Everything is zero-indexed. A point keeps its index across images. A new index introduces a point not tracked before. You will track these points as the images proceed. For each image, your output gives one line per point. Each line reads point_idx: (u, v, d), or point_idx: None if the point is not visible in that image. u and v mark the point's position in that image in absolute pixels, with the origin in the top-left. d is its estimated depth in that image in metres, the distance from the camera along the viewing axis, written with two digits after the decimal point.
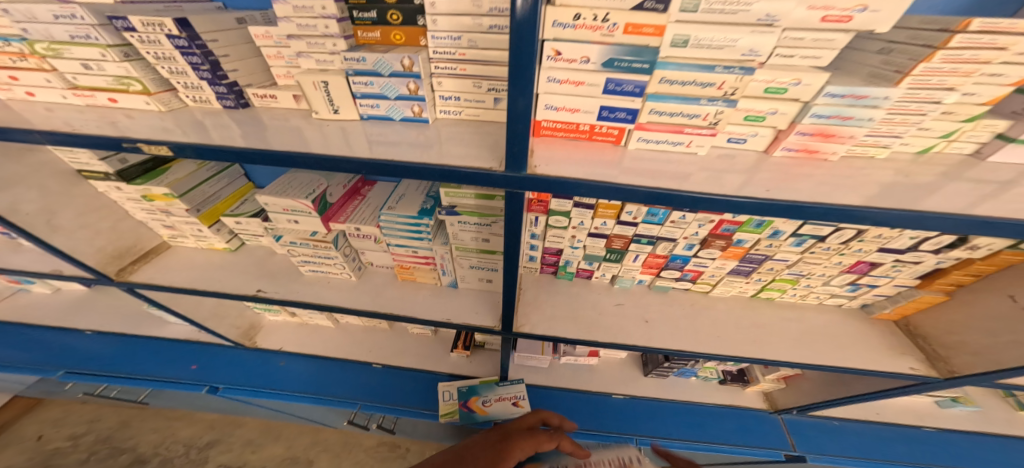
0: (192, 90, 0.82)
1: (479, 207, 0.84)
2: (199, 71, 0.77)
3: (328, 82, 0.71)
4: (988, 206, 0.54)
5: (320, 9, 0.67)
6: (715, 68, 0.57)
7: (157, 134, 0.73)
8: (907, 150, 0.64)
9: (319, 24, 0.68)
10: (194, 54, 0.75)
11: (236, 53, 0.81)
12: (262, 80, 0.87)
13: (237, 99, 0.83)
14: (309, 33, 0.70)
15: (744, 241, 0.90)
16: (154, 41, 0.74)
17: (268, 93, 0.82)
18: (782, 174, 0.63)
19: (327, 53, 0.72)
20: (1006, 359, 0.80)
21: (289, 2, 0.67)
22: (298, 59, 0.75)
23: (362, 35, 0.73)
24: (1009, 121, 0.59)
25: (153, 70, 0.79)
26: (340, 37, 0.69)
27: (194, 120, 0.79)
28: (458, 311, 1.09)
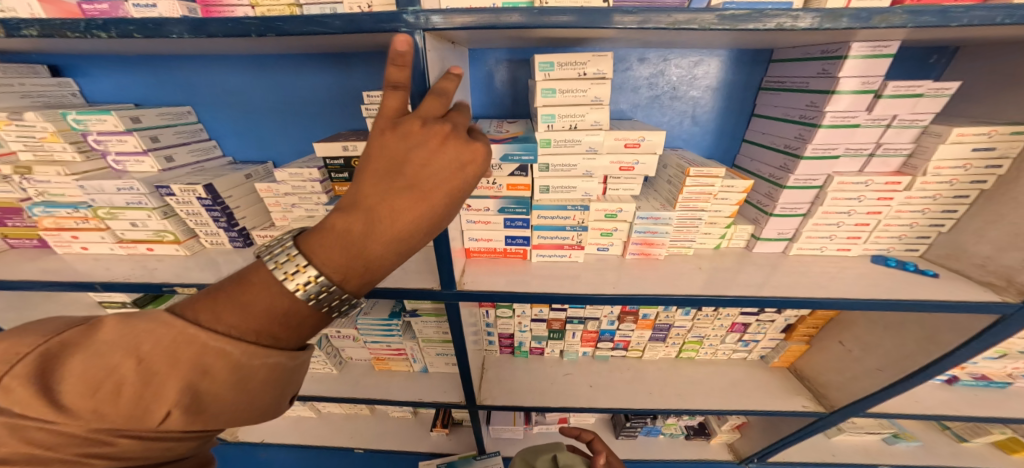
0: (212, 235, 1.00)
1: (435, 309, 1.08)
2: (218, 222, 0.96)
3: None
4: (760, 290, 0.85)
5: (309, 175, 0.95)
6: (568, 206, 0.90)
7: (179, 272, 0.92)
8: (705, 247, 1.01)
9: (307, 185, 0.96)
10: (216, 210, 0.93)
11: (246, 202, 1.01)
12: (262, 221, 1.06)
13: (245, 240, 1.02)
14: (300, 191, 0.97)
15: (648, 314, 1.15)
16: (187, 202, 0.92)
17: (269, 234, 1.02)
18: (632, 271, 0.94)
19: (313, 204, 0.99)
20: (857, 391, 1.05)
21: (287, 170, 0.94)
22: (292, 208, 1.00)
23: (338, 189, 0.97)
24: (753, 225, 0.97)
25: (183, 223, 0.97)
26: (323, 193, 0.98)
27: (207, 259, 0.98)
28: (428, 391, 1.27)
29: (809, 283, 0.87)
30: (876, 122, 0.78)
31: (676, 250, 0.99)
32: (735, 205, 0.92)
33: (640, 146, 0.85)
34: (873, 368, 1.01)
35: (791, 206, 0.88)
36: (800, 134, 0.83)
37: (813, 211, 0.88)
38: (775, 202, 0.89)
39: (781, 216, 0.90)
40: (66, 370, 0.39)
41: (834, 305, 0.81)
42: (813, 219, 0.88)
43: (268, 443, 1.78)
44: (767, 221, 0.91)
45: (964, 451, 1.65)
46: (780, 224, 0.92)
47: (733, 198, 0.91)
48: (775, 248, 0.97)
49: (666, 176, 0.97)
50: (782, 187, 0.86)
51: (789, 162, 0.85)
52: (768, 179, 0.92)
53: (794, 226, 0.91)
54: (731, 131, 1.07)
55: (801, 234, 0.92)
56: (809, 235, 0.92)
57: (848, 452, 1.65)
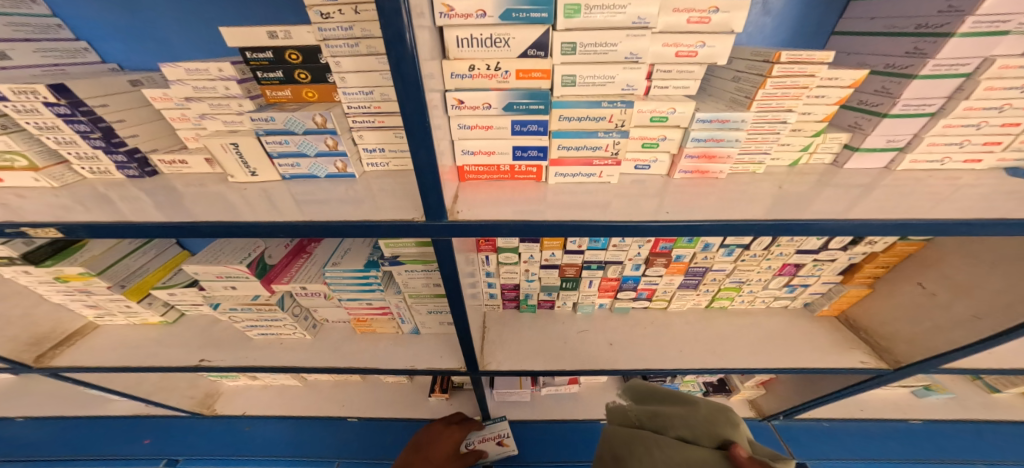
0: (88, 161, 0.74)
1: (422, 254, 0.85)
2: (90, 139, 0.70)
3: (238, 144, 0.71)
4: (857, 211, 0.64)
5: (217, 72, 0.67)
6: (602, 103, 0.65)
7: (54, 213, 0.65)
8: (778, 164, 0.78)
9: (218, 86, 0.68)
10: (80, 122, 0.67)
11: (134, 119, 0.74)
12: (170, 143, 0.81)
13: (142, 168, 0.76)
14: (208, 94, 0.69)
15: (682, 256, 0.93)
16: (30, 110, 0.65)
17: (178, 158, 0.76)
18: (685, 194, 0.70)
19: (234, 114, 0.71)
20: (938, 344, 0.87)
21: (181, 65, 0.66)
22: (203, 121, 0.73)
23: (271, 94, 0.73)
24: (849, 133, 0.75)
25: (40, 142, 0.69)
26: (245, 98, 0.69)
27: (97, 195, 0.71)
28: (423, 356, 1.07)
29: (921, 205, 0.65)
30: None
31: (740, 169, 0.77)
32: (835, 105, 0.69)
33: (710, 22, 0.59)
34: (967, 316, 0.83)
35: (917, 103, 0.67)
36: (949, 5, 0.62)
37: (949, 108, 0.66)
38: (894, 99, 0.68)
39: (898, 118, 0.69)
40: None
41: (960, 230, 0.60)
42: (947, 118, 0.67)
43: (251, 416, 1.60)
44: (878, 125, 0.69)
45: (996, 402, 1.55)
46: (892, 128, 0.70)
47: (834, 95, 0.68)
48: (876, 163, 0.76)
49: (734, 72, 0.72)
50: (912, 78, 0.65)
51: (925, 44, 0.64)
52: (881, 71, 0.70)
53: (912, 130, 0.71)
54: (817, 23, 0.86)
55: (922, 140, 0.71)
56: (931, 142, 0.71)
57: (878, 407, 1.54)
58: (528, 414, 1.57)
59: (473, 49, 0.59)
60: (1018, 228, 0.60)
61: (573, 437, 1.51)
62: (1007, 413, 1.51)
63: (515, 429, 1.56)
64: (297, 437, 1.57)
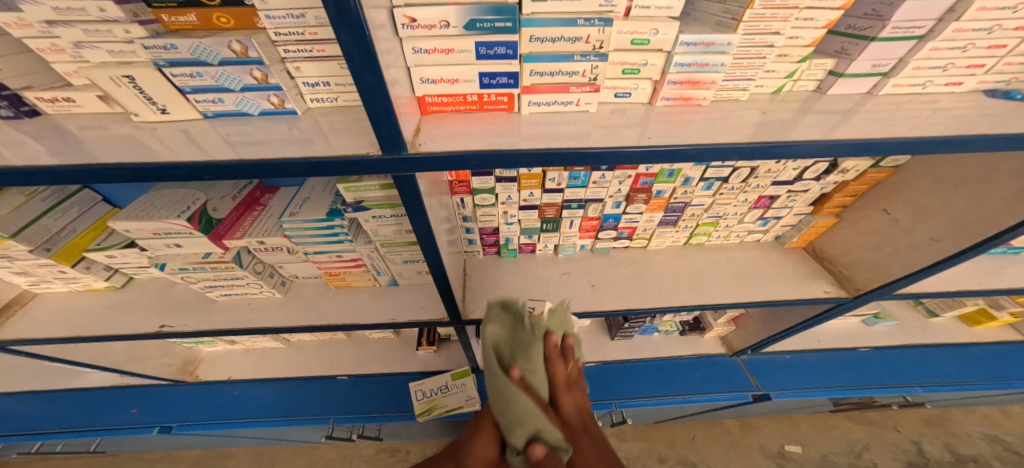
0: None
1: (389, 198, 0.79)
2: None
3: (135, 77, 0.59)
4: (839, 133, 0.61)
5: None
6: (578, 21, 0.57)
7: None
8: (763, 92, 0.74)
9: (88, 5, 0.54)
10: None
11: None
12: (46, 78, 0.64)
13: (16, 107, 0.61)
14: (77, 17, 0.55)
15: (663, 192, 0.91)
16: None
17: (58, 96, 0.61)
18: (667, 122, 0.66)
19: (121, 42, 0.58)
20: (894, 270, 0.90)
21: None
22: (81, 51, 0.59)
23: (170, 20, 0.59)
24: (835, 60, 0.70)
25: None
26: (131, 22, 0.55)
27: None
28: (401, 309, 1.04)
29: (899, 127, 0.63)
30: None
31: (724, 96, 0.72)
32: (824, 28, 0.63)
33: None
34: (926, 239, 0.85)
35: (907, 26, 0.63)
36: None
37: (938, 30, 0.63)
38: (884, 21, 0.63)
39: (886, 42, 0.65)
40: None
41: (930, 147, 0.60)
42: (934, 41, 0.64)
43: (237, 379, 1.59)
44: (865, 49, 0.65)
45: (933, 326, 1.70)
46: (879, 53, 0.66)
47: (823, 18, 0.62)
48: (858, 89, 0.73)
49: None
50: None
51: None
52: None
53: (899, 54, 0.67)
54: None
55: (907, 64, 0.68)
56: (916, 66, 0.68)
57: (834, 337, 1.67)
58: None
59: None
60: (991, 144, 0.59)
61: None
62: (943, 336, 1.66)
63: None
64: (286, 397, 1.58)
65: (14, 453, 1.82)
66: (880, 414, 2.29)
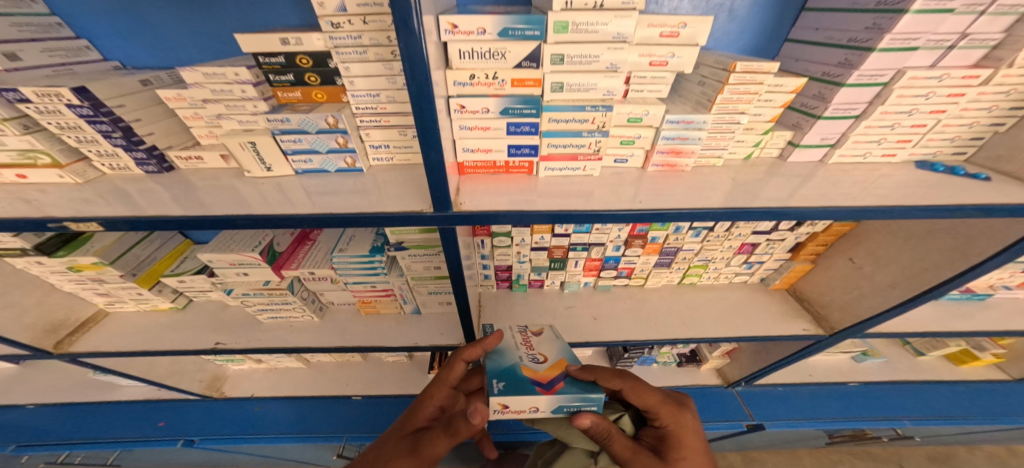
0: (108, 158, 0.78)
1: (425, 240, 0.93)
2: (111, 138, 0.74)
3: (255, 143, 0.76)
4: (795, 199, 0.76)
5: (234, 75, 0.72)
6: (585, 107, 0.74)
7: (77, 207, 0.70)
8: (736, 158, 0.90)
9: (235, 88, 0.73)
10: (102, 123, 0.71)
11: (147, 115, 0.77)
12: (183, 140, 0.84)
13: (160, 164, 0.80)
14: (226, 96, 0.75)
15: (657, 238, 1.06)
16: (53, 111, 0.68)
17: (193, 155, 0.81)
18: (656, 184, 0.82)
19: (248, 114, 0.77)
20: (862, 310, 1.02)
21: (199, 69, 0.71)
22: (219, 120, 0.78)
23: (282, 95, 0.79)
24: (793, 131, 0.87)
25: (61, 141, 0.73)
26: (259, 99, 0.75)
27: (116, 189, 0.76)
28: (424, 334, 1.16)
29: (845, 194, 0.77)
30: (972, 9, 0.66)
31: (704, 161, 0.88)
32: (779, 107, 0.80)
33: (679, 35, 0.69)
34: (885, 285, 0.98)
35: (845, 107, 0.79)
36: (874, 23, 0.71)
37: (869, 112, 0.78)
38: (826, 103, 0.79)
39: (830, 120, 0.80)
40: None
41: (870, 215, 0.74)
42: (867, 120, 0.79)
43: (260, 396, 1.68)
44: (813, 125, 0.81)
45: (920, 363, 1.79)
46: (825, 128, 0.82)
47: (778, 100, 0.79)
48: (811, 157, 0.88)
49: (700, 77, 0.83)
50: (839, 85, 0.76)
51: (853, 56, 0.74)
52: (820, 77, 0.81)
53: (841, 130, 0.82)
54: (773, 30, 0.96)
55: (848, 138, 0.83)
56: (855, 140, 0.84)
57: (825, 372, 1.76)
58: None
59: (474, 61, 0.67)
60: (920, 212, 0.72)
61: None
62: (930, 373, 1.75)
63: None
64: (304, 416, 1.66)
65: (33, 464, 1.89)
66: (882, 449, 2.31)
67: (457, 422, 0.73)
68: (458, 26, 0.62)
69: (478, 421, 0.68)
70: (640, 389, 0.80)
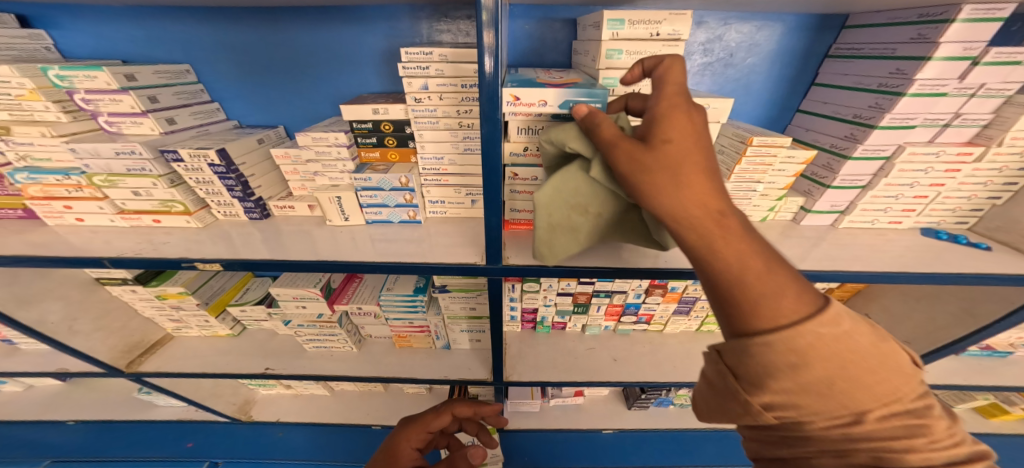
0: (224, 206, 0.91)
1: (466, 283, 1.04)
2: (233, 191, 0.88)
3: (340, 197, 0.91)
4: (807, 260, 0.85)
5: (335, 140, 0.87)
6: None
7: (192, 249, 0.83)
8: (752, 220, 0.99)
9: (333, 150, 0.88)
10: (230, 179, 0.85)
11: (261, 170, 0.92)
12: (280, 191, 0.99)
13: (262, 211, 0.94)
14: (325, 157, 0.89)
15: (677, 287, 1.14)
16: (197, 169, 0.83)
17: (287, 204, 0.95)
18: None
19: (338, 172, 0.90)
20: None
21: (310, 133, 0.86)
22: (315, 176, 0.92)
23: (365, 155, 0.93)
24: (804, 197, 0.96)
25: (193, 192, 0.87)
26: (350, 160, 0.89)
27: (222, 233, 0.89)
28: (454, 368, 1.24)
29: (855, 258, 0.84)
30: (963, 92, 0.76)
31: None
32: (792, 177, 0.89)
33: (703, 114, 0.81)
34: (901, 340, 1.01)
35: (851, 178, 0.88)
36: (875, 103, 0.82)
37: (874, 184, 0.88)
38: (834, 174, 0.89)
39: (838, 189, 0.89)
40: None
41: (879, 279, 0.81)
42: (872, 191, 0.89)
43: (284, 422, 1.73)
44: (823, 193, 0.91)
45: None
46: (834, 196, 0.91)
47: (791, 170, 0.88)
48: (823, 221, 0.97)
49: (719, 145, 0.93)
50: (846, 158, 0.86)
51: (858, 132, 0.85)
52: (829, 149, 0.92)
53: (849, 198, 0.92)
54: (785, 102, 1.07)
55: (856, 207, 0.92)
56: (863, 208, 0.92)
57: None
58: (536, 423, 1.77)
59: (528, 136, 0.79)
60: (928, 278, 0.79)
61: (575, 445, 1.71)
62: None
63: (525, 436, 1.74)
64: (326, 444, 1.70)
65: None
66: None
67: (459, 459, 0.92)
68: (520, 109, 0.76)
69: (477, 460, 0.92)
70: (689, 119, 0.51)
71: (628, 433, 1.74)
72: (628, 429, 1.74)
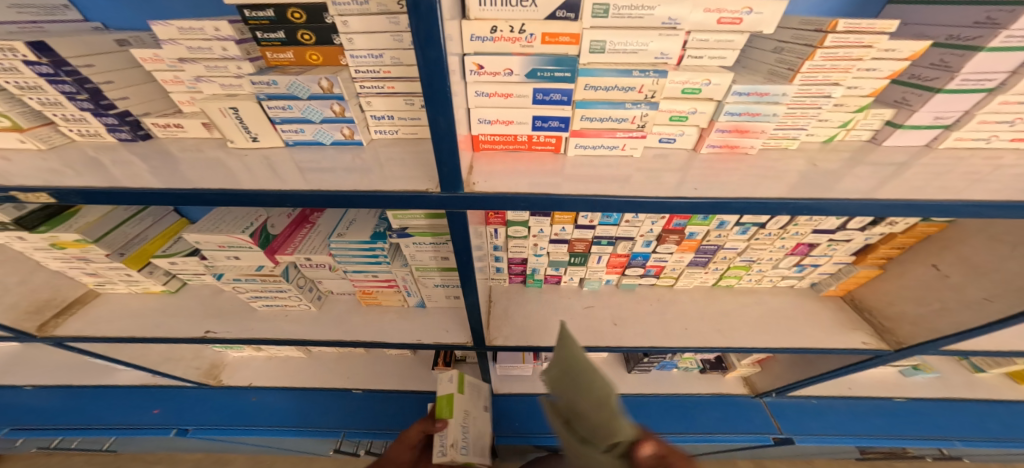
0: (76, 123, 0.68)
1: (432, 227, 0.82)
2: (77, 101, 0.64)
3: (237, 109, 0.66)
4: (890, 189, 0.61)
5: (212, 31, 0.61)
6: (633, 73, 0.60)
7: (42, 177, 0.60)
8: (813, 140, 0.73)
9: (214, 46, 0.63)
10: (64, 83, 0.61)
11: (122, 79, 0.68)
12: (163, 108, 0.75)
13: (135, 131, 0.70)
14: (203, 56, 0.64)
15: (696, 234, 0.93)
16: (12, 69, 0.60)
17: (174, 122, 0.71)
18: (710, 170, 0.67)
19: (230, 77, 0.66)
20: (940, 327, 0.89)
21: (172, 23, 0.61)
22: (197, 85, 0.68)
23: (272, 57, 0.68)
24: (894, 110, 0.69)
25: (20, 102, 0.63)
26: (244, 60, 0.64)
27: (88, 158, 0.66)
28: (428, 330, 1.06)
29: (955, 185, 0.61)
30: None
31: (772, 144, 0.72)
32: (886, 78, 0.63)
33: None
34: (980, 299, 0.83)
35: (977, 78, 0.61)
36: None
37: (1010, 83, 0.61)
38: (952, 72, 0.62)
39: (952, 94, 0.63)
40: None
41: (995, 212, 0.58)
42: (1006, 93, 0.61)
43: (257, 386, 1.61)
44: (928, 100, 0.64)
45: (976, 381, 1.63)
46: (942, 104, 0.65)
47: (886, 69, 0.62)
48: (915, 141, 0.70)
49: (777, 42, 0.66)
50: (979, 49, 0.58)
51: (999, 13, 0.57)
52: (942, 43, 0.64)
53: (963, 106, 0.65)
54: None
55: (972, 118, 0.65)
56: (982, 120, 0.65)
57: (866, 385, 1.62)
58: (528, 387, 1.64)
59: (497, 9, 0.54)
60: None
61: None
62: (989, 392, 1.58)
63: (516, 401, 1.62)
64: (301, 409, 1.59)
65: (30, 448, 1.86)
66: None
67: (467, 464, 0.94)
68: None
69: None
70: None
71: (627, 397, 1.61)
72: (628, 393, 1.61)
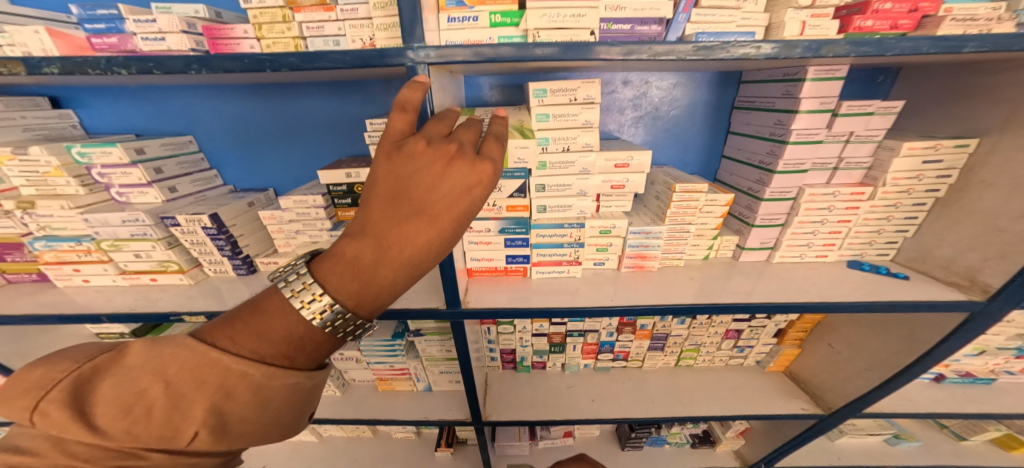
0: (215, 264, 1.01)
1: (440, 328, 1.11)
2: (223, 250, 0.97)
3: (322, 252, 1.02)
4: (754, 293, 0.90)
5: (313, 202, 0.98)
6: (564, 225, 0.93)
7: (185, 303, 0.92)
8: (694, 258, 1.05)
9: (312, 211, 0.98)
10: (221, 239, 0.95)
11: (249, 229, 1.02)
12: (265, 248, 1.09)
13: (249, 268, 1.03)
14: (305, 217, 1.00)
15: (646, 325, 1.20)
16: (192, 232, 0.93)
17: (272, 261, 1.03)
18: (632, 283, 0.97)
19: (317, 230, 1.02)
20: (848, 392, 1.10)
21: (291, 198, 0.97)
22: (298, 234, 1.02)
23: (342, 214, 1.02)
24: (736, 235, 1.02)
25: (187, 253, 0.98)
26: (327, 219, 1.00)
27: (212, 288, 0.98)
28: (434, 409, 1.27)
29: (800, 289, 0.89)
30: (836, 138, 0.86)
31: (667, 263, 1.03)
32: (720, 217, 0.97)
33: (629, 165, 0.89)
34: (863, 369, 1.07)
35: (771, 216, 0.94)
36: (771, 150, 0.91)
37: (790, 222, 0.94)
38: (755, 213, 0.95)
39: (762, 227, 0.96)
40: (98, 395, 0.45)
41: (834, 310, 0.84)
42: (790, 229, 0.94)
43: None
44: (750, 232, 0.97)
45: (965, 450, 1.70)
46: (761, 234, 0.97)
47: (717, 211, 0.96)
48: (759, 257, 1.02)
49: (653, 192, 1.02)
50: (760, 200, 0.93)
51: (765, 177, 0.93)
52: (747, 192, 0.99)
53: (774, 235, 0.97)
54: (710, 148, 1.15)
55: (782, 243, 0.97)
56: (789, 244, 0.97)
57: (853, 456, 1.70)
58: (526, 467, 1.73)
59: None
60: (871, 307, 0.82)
61: None
62: (975, 460, 1.66)
63: None
64: None
65: None
66: None
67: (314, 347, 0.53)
68: None
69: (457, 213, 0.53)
70: None
71: None
72: None
